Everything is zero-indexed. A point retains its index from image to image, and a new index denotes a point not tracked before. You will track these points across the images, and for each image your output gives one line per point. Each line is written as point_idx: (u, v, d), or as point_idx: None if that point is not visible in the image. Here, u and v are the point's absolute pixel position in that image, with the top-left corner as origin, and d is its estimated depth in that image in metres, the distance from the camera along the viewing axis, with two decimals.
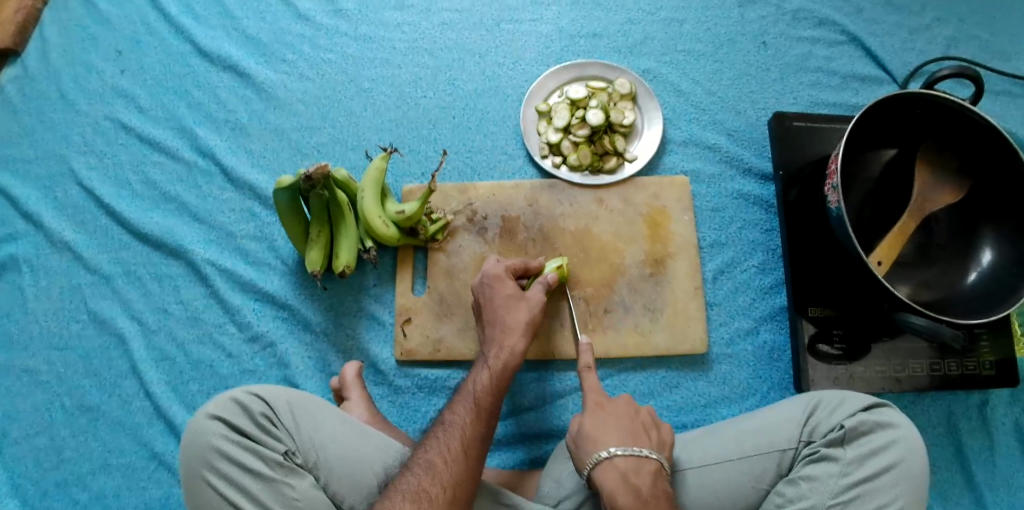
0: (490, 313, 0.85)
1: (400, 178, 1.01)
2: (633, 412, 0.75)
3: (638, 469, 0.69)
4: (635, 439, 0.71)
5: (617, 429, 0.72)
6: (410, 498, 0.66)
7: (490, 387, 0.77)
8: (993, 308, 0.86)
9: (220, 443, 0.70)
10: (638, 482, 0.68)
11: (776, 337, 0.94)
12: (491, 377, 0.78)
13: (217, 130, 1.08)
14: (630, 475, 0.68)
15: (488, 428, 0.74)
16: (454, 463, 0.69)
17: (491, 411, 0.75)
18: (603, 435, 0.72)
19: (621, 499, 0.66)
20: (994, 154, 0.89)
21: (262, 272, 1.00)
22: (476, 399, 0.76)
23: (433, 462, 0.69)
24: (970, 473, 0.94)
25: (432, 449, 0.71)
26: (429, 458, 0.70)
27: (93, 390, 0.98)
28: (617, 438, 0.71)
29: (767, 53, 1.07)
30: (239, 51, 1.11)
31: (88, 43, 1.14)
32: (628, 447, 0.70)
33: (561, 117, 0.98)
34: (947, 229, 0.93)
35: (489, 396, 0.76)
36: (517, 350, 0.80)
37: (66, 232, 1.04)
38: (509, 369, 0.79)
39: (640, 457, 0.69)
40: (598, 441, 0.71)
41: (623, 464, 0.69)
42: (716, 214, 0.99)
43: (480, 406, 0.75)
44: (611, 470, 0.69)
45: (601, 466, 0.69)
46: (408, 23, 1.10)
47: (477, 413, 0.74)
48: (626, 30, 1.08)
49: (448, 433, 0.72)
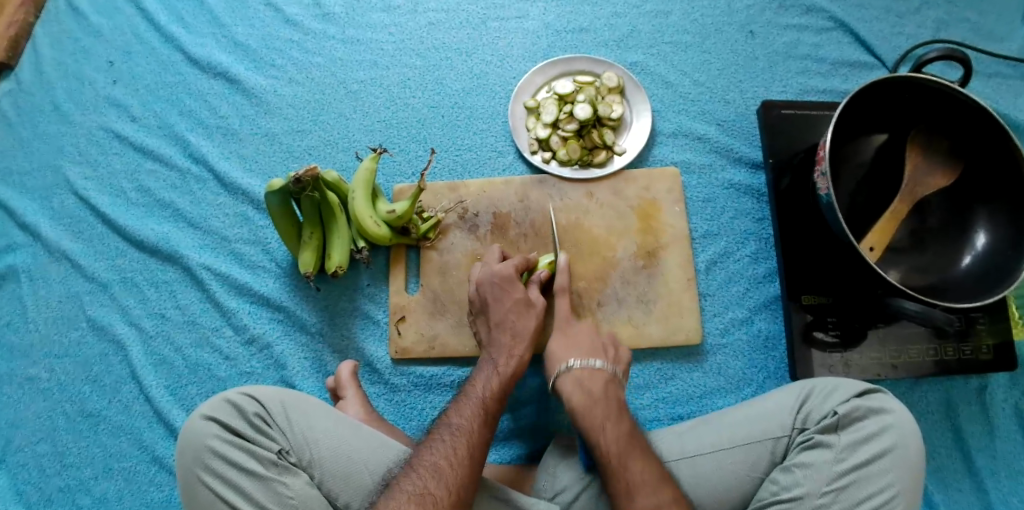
0: (494, 313, 0.85)
1: (391, 179, 1.01)
2: (594, 334, 0.87)
3: (591, 376, 0.81)
4: (593, 353, 0.84)
5: (578, 346, 0.85)
6: (416, 501, 0.66)
7: (497, 395, 0.78)
8: (987, 291, 0.86)
9: (215, 444, 0.71)
10: (591, 386, 0.79)
11: (771, 326, 0.94)
12: (498, 383, 0.79)
13: (209, 136, 1.09)
14: (585, 381, 0.80)
15: (491, 433, 0.74)
16: (460, 467, 0.69)
17: (495, 418, 0.76)
18: (566, 351, 0.84)
19: (576, 398, 0.79)
20: (984, 136, 0.89)
21: (257, 275, 1.01)
22: (482, 403, 0.76)
23: (439, 464, 0.69)
24: (971, 458, 0.94)
25: (438, 451, 0.71)
26: (436, 460, 0.69)
27: (94, 396, 0.99)
28: (577, 353, 0.84)
29: (754, 42, 1.07)
30: (229, 57, 1.12)
31: (81, 54, 1.15)
32: (585, 361, 0.82)
33: (549, 112, 0.98)
34: (939, 213, 0.93)
35: (496, 404, 0.77)
36: (524, 359, 0.83)
37: (63, 241, 1.05)
38: (514, 378, 0.81)
39: (595, 369, 0.81)
40: (561, 355, 0.84)
41: (578, 369, 0.81)
42: (707, 204, 0.99)
43: (487, 411, 0.76)
44: (570, 378, 0.81)
45: (562, 375, 0.82)
46: (395, 24, 1.10)
47: (485, 418, 0.75)
48: (612, 24, 1.08)
49: (455, 435, 0.72)
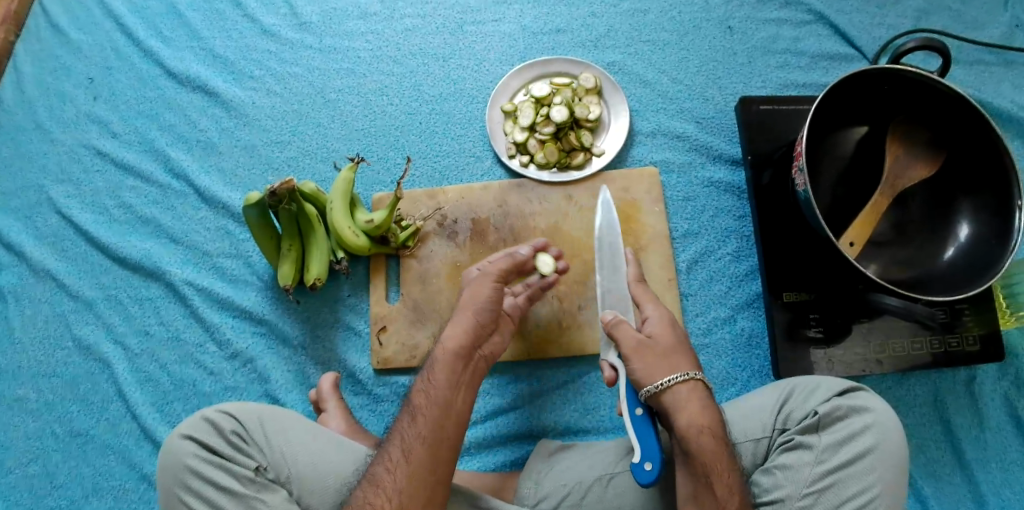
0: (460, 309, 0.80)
1: (369, 188, 1.01)
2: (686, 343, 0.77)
3: (708, 394, 0.72)
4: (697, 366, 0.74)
5: (684, 355, 0.74)
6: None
7: (430, 385, 0.74)
8: (972, 282, 0.85)
9: (192, 462, 0.71)
10: (709, 406, 0.71)
11: (754, 325, 0.93)
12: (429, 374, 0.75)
13: (189, 150, 1.08)
14: (704, 400, 0.71)
15: (436, 422, 0.71)
16: (402, 465, 0.69)
17: (435, 408, 0.72)
18: (677, 359, 0.72)
19: (699, 418, 0.69)
20: (965, 126, 0.88)
21: (238, 289, 1.01)
22: (414, 403, 0.74)
23: (377, 474, 0.69)
24: (960, 451, 0.93)
25: (377, 462, 0.70)
26: (373, 470, 0.69)
27: (82, 415, 0.99)
28: (683, 361, 0.73)
29: (733, 38, 1.06)
30: (207, 70, 1.12)
31: (61, 71, 1.15)
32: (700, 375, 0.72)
33: (526, 116, 0.97)
34: (922, 204, 0.92)
35: (433, 400, 0.73)
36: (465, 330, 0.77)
37: (47, 260, 1.06)
38: (456, 358, 0.76)
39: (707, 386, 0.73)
40: (676, 361, 0.72)
41: (696, 384, 0.71)
42: (687, 203, 0.98)
43: (416, 408, 0.73)
44: (690, 390, 0.70)
45: (682, 384, 0.70)
46: (372, 31, 1.10)
47: (418, 416, 0.72)
48: (590, 24, 1.07)
49: (391, 443, 0.71)
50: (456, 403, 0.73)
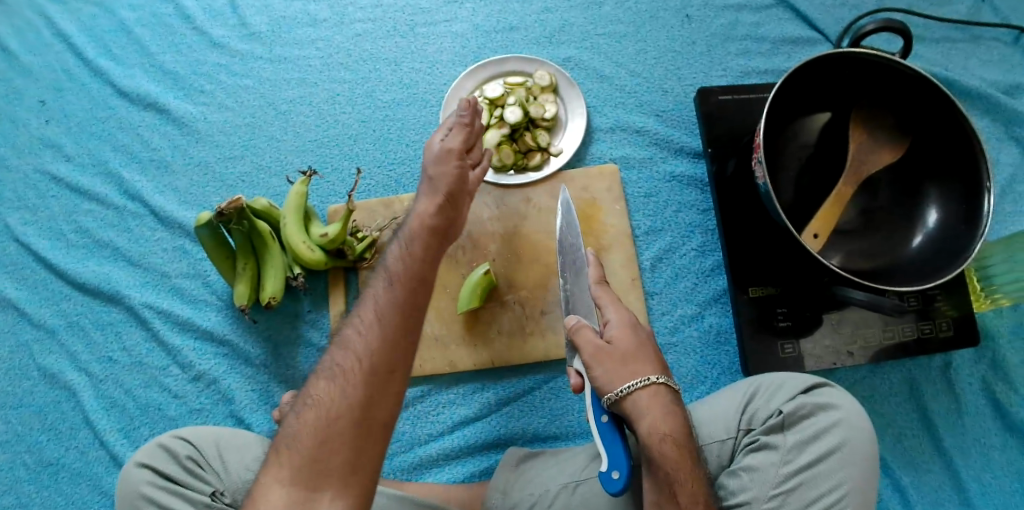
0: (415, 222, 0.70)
1: (324, 199, 0.99)
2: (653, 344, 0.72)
3: (676, 398, 0.68)
4: (665, 368, 0.70)
5: (650, 357, 0.69)
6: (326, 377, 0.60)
7: (408, 254, 0.66)
8: (941, 269, 0.83)
9: (147, 490, 0.72)
10: (676, 412, 0.68)
11: (722, 321, 0.91)
12: (409, 247, 0.66)
13: (144, 170, 1.06)
14: (671, 405, 0.67)
15: (399, 329, 0.61)
16: (355, 374, 0.59)
17: (410, 274, 0.64)
18: (642, 364, 0.68)
19: (664, 427, 0.66)
20: (929, 109, 0.85)
21: (199, 309, 0.99)
22: (389, 265, 0.65)
23: (348, 338, 0.62)
24: (938, 438, 0.91)
25: (349, 326, 0.63)
26: (345, 334, 0.62)
27: (50, 444, 0.98)
28: (649, 366, 0.68)
29: (691, 26, 1.03)
30: (158, 87, 1.09)
31: (10, 94, 1.13)
32: (668, 380, 0.69)
33: (480, 118, 0.94)
34: (889, 191, 0.90)
35: (394, 304, 0.62)
36: (421, 212, 0.70)
37: (6, 289, 1.04)
38: (427, 230, 0.68)
39: (675, 389, 0.69)
40: (638, 366, 0.67)
41: (660, 389, 0.67)
42: (649, 199, 0.96)
43: (393, 271, 0.64)
44: (655, 396, 0.67)
45: (646, 391, 0.66)
46: (322, 39, 1.07)
47: (393, 279, 0.63)
48: (544, 19, 1.04)
49: (362, 303, 0.64)
50: (432, 277, 0.65)
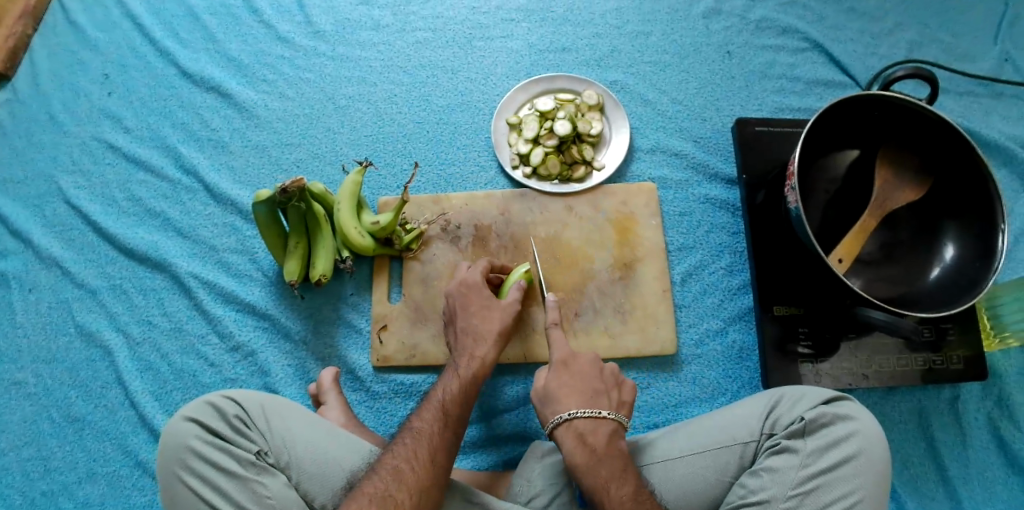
0: (463, 321, 0.88)
1: (376, 191, 1.04)
2: (597, 374, 0.83)
3: (596, 429, 0.77)
4: (597, 400, 0.80)
5: (579, 392, 0.81)
6: (376, 502, 0.68)
7: (458, 397, 0.80)
8: (956, 301, 0.88)
9: (194, 444, 0.73)
10: (595, 442, 0.76)
11: (745, 337, 0.96)
12: (459, 388, 0.81)
13: (200, 148, 1.12)
14: (589, 436, 0.77)
15: (454, 436, 0.77)
16: (421, 471, 0.72)
17: (459, 418, 0.78)
18: (566, 398, 0.80)
19: (578, 455, 0.75)
20: (951, 152, 0.92)
21: (243, 284, 1.03)
22: (443, 407, 0.79)
23: (401, 469, 0.72)
24: (943, 467, 0.95)
25: (399, 455, 0.73)
26: (396, 464, 0.72)
27: (79, 401, 1.01)
28: (575, 400, 0.79)
29: (731, 62, 1.10)
30: (222, 72, 1.15)
31: (77, 66, 1.19)
32: (588, 410, 0.78)
33: (530, 129, 1.01)
34: (909, 226, 0.96)
35: (444, 446, 0.75)
36: (487, 358, 0.85)
37: (53, 248, 1.08)
38: (476, 380, 0.82)
39: (599, 419, 0.78)
40: (561, 403, 0.80)
41: (576, 421, 0.77)
42: (683, 218, 1.01)
43: (447, 414, 0.78)
44: (571, 429, 0.77)
45: (561, 426, 0.78)
46: (383, 42, 1.14)
47: (445, 422, 0.77)
48: (594, 44, 1.12)
49: (416, 439, 0.75)
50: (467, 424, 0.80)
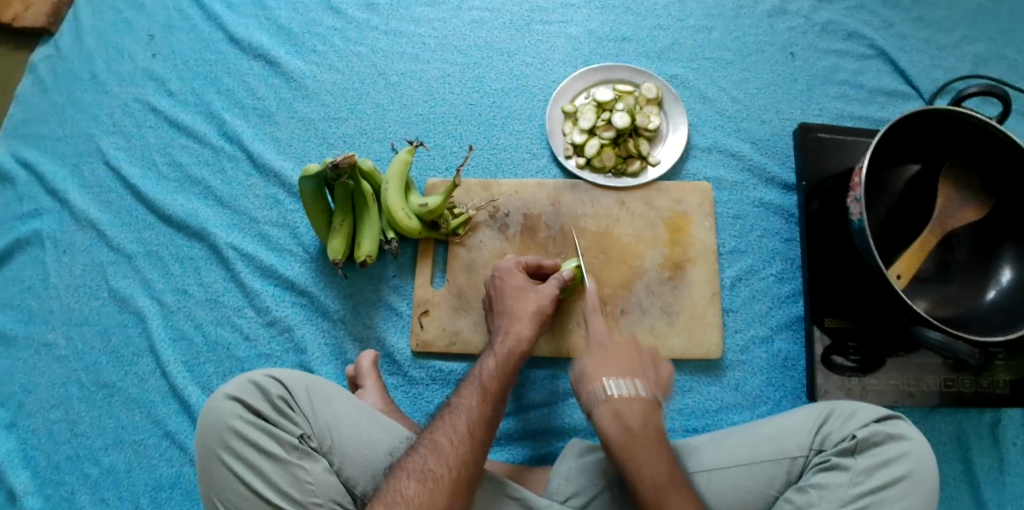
0: (499, 305, 0.86)
1: (424, 173, 1.02)
2: (634, 350, 0.79)
3: (632, 409, 0.73)
4: (633, 374, 0.76)
5: (614, 364, 0.77)
6: (416, 477, 0.68)
7: (496, 373, 0.77)
8: (1012, 325, 0.87)
9: (236, 424, 0.72)
10: (659, 476, 0.69)
11: (791, 347, 0.94)
12: (497, 364, 0.78)
13: (244, 116, 1.09)
14: (625, 414, 0.73)
15: (494, 412, 0.74)
16: (460, 446, 0.70)
17: (498, 394, 0.76)
18: (599, 373, 0.76)
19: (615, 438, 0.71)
20: (1016, 174, 0.89)
21: (283, 258, 1.01)
22: (482, 383, 0.76)
23: (439, 442, 0.71)
24: (980, 491, 0.94)
25: (438, 430, 0.72)
26: (435, 438, 0.71)
27: (110, 366, 0.99)
28: (615, 372, 0.76)
29: (794, 64, 1.07)
30: (270, 40, 1.12)
31: (121, 24, 1.16)
32: (625, 387, 0.74)
33: (587, 118, 0.98)
34: (967, 246, 0.94)
35: (482, 422, 0.73)
36: (523, 336, 0.81)
37: (89, 210, 1.06)
38: (514, 357, 0.80)
39: (636, 397, 0.74)
40: (598, 378, 0.75)
41: (615, 399, 0.73)
42: (736, 221, 0.99)
43: (486, 390, 0.76)
44: (609, 409, 0.73)
45: (599, 406, 0.74)
46: (438, 19, 1.11)
47: (483, 396, 0.75)
48: (654, 36, 1.09)
49: (454, 415, 0.73)
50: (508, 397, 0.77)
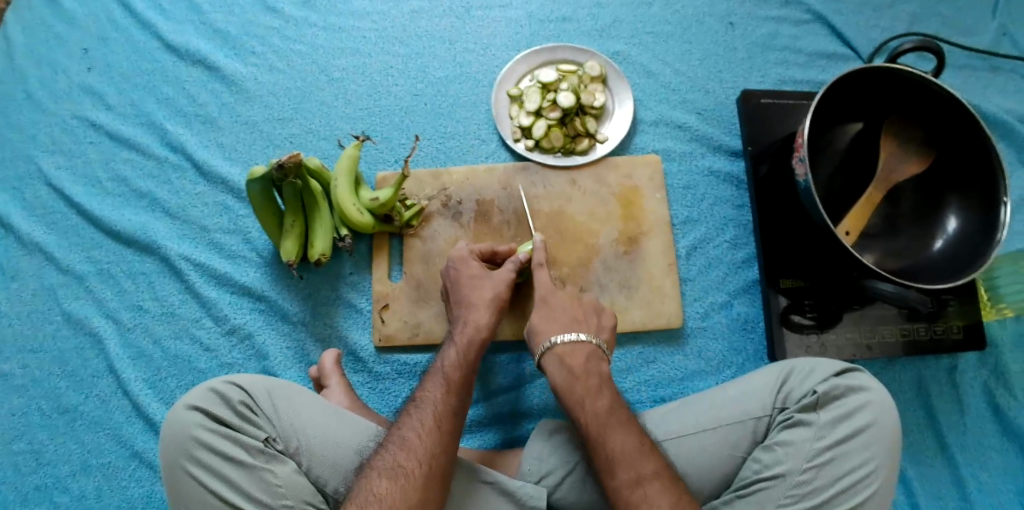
0: (456, 294, 0.85)
1: (373, 166, 1.01)
2: (574, 304, 0.84)
3: (574, 351, 0.78)
4: (574, 324, 0.81)
5: (557, 318, 0.82)
6: (387, 475, 0.67)
7: (458, 363, 0.77)
8: (960, 272, 0.89)
9: (199, 434, 0.71)
10: (572, 363, 0.77)
11: (750, 310, 0.96)
12: (459, 354, 0.78)
13: (187, 124, 1.07)
14: (568, 357, 0.78)
15: (459, 402, 0.74)
16: (428, 438, 0.70)
17: (463, 385, 0.76)
18: (546, 326, 0.81)
19: (557, 376, 0.77)
20: (954, 125, 0.91)
21: (237, 265, 1.00)
22: (445, 375, 0.76)
23: (407, 438, 0.70)
24: (943, 436, 0.96)
25: (406, 426, 0.71)
26: (403, 434, 0.70)
27: (70, 391, 0.97)
28: (557, 326, 0.81)
29: (734, 33, 1.09)
30: (207, 44, 1.10)
31: (54, 41, 1.12)
32: (566, 334, 0.80)
33: (532, 101, 0.98)
34: (912, 199, 0.96)
35: (449, 413, 0.72)
36: (482, 325, 0.81)
37: (35, 233, 1.03)
38: (475, 345, 0.80)
39: (577, 343, 0.79)
40: (544, 331, 0.81)
41: (559, 345, 0.79)
42: (687, 191, 1.00)
43: (450, 381, 0.75)
44: (553, 355, 0.79)
45: (544, 354, 0.79)
46: (377, 12, 1.10)
47: (448, 388, 0.75)
48: (595, 14, 1.09)
49: (420, 409, 0.73)
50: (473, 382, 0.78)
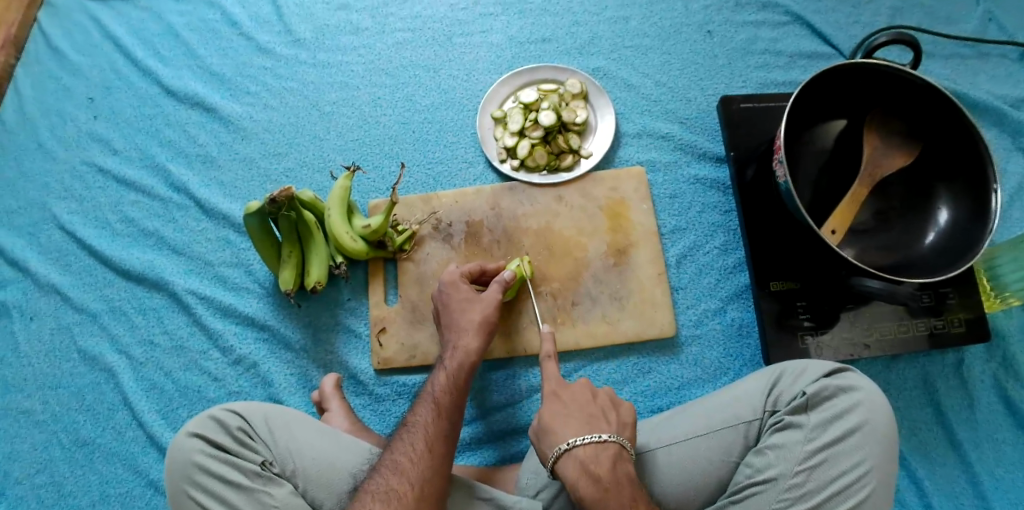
0: (446, 316, 0.87)
1: (366, 195, 1.05)
2: (590, 399, 0.75)
3: (597, 457, 0.69)
4: (594, 425, 0.72)
5: (574, 417, 0.73)
6: (380, 499, 0.69)
7: (448, 387, 0.79)
8: (954, 263, 0.88)
9: (199, 459, 0.73)
10: (597, 469, 0.68)
11: (743, 315, 0.96)
12: (448, 379, 0.80)
13: (189, 165, 1.12)
14: (590, 462, 0.69)
15: (449, 425, 0.76)
16: (420, 462, 0.72)
17: (453, 409, 0.77)
18: (562, 426, 0.71)
19: (583, 488, 0.67)
20: (937, 115, 0.91)
21: (240, 297, 1.03)
22: (435, 399, 0.78)
23: (399, 462, 0.72)
24: (952, 432, 0.95)
25: (398, 450, 0.73)
26: (395, 458, 0.72)
27: (88, 425, 1.01)
28: (575, 426, 0.71)
29: (713, 41, 1.10)
30: (205, 87, 1.15)
31: (62, 91, 1.18)
32: (586, 436, 0.70)
33: (515, 121, 1.01)
34: (901, 192, 0.95)
35: (440, 437, 0.74)
36: (471, 348, 0.83)
37: (51, 275, 1.08)
38: (464, 369, 0.81)
39: (600, 444, 0.70)
40: (559, 433, 0.71)
41: (578, 447, 0.69)
42: (674, 200, 1.01)
43: (440, 405, 0.77)
44: (572, 460, 0.69)
45: (561, 458, 0.70)
46: (363, 46, 1.14)
47: (438, 411, 0.76)
48: (574, 32, 1.11)
49: (412, 433, 0.75)
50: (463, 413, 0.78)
